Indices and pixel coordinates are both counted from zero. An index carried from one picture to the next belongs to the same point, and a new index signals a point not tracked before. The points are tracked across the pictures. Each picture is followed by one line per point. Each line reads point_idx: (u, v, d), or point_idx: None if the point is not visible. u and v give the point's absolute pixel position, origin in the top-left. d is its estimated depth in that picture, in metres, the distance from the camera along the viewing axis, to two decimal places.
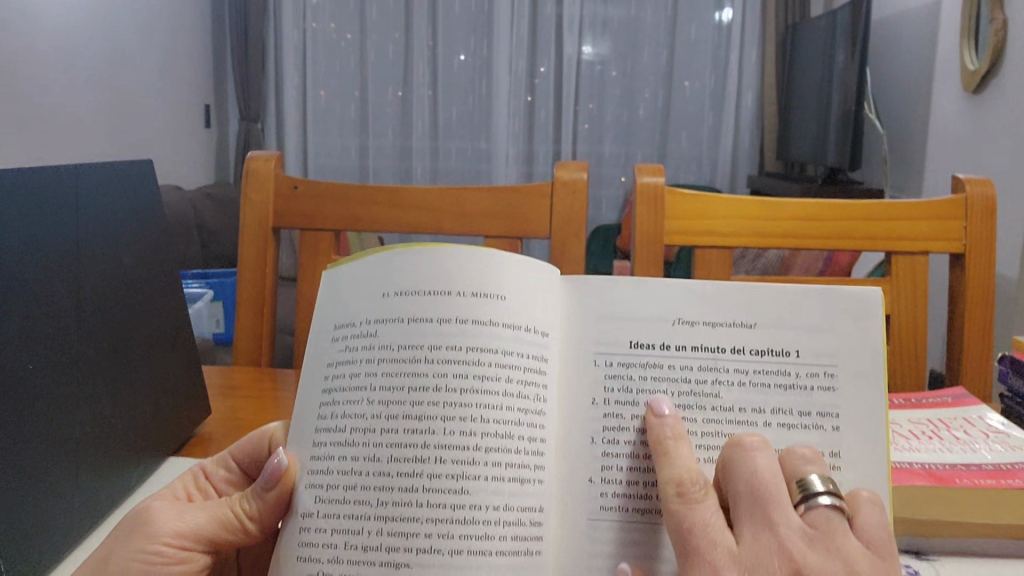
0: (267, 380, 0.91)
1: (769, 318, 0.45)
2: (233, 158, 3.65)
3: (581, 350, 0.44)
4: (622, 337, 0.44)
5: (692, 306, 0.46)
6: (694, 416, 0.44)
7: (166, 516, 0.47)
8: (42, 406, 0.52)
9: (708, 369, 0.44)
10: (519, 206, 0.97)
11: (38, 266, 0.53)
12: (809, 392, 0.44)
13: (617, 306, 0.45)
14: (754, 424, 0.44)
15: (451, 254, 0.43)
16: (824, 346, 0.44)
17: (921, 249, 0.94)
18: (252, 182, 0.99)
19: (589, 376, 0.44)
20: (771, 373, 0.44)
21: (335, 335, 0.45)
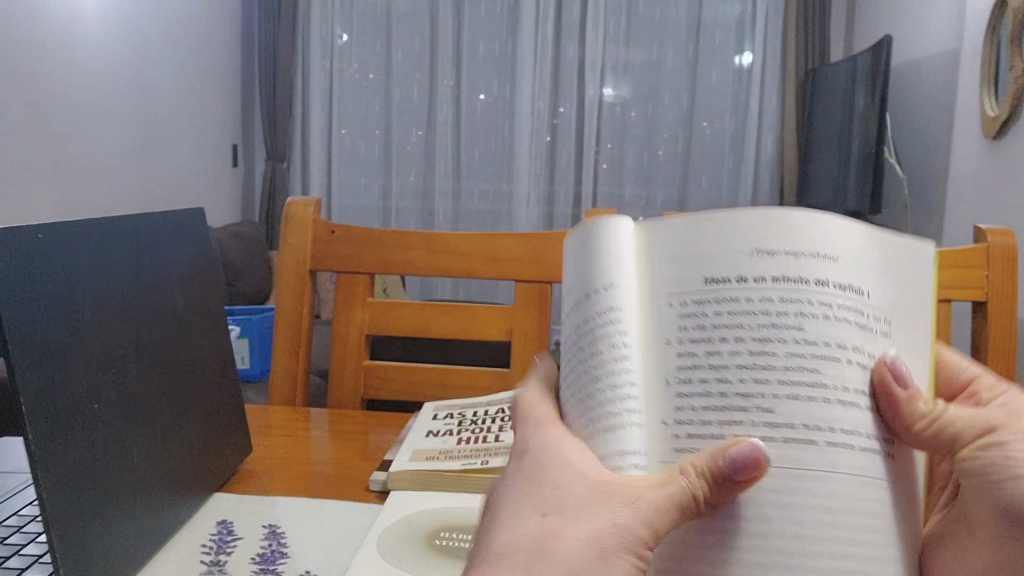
0: (302, 420, 0.93)
1: (852, 246, 0.31)
2: (259, 196, 3.71)
3: (653, 296, 0.32)
4: (693, 273, 0.31)
5: (787, 230, 0.31)
6: (776, 364, 0.30)
7: None
8: (104, 438, 0.54)
9: (788, 314, 0.30)
10: (550, 251, 1.00)
11: (103, 311, 0.56)
12: (879, 339, 0.32)
13: (681, 239, 0.32)
14: (842, 372, 0.30)
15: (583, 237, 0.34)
16: (895, 285, 0.32)
17: (943, 297, 0.96)
18: (290, 228, 1.03)
19: (664, 328, 0.32)
20: (855, 322, 0.31)
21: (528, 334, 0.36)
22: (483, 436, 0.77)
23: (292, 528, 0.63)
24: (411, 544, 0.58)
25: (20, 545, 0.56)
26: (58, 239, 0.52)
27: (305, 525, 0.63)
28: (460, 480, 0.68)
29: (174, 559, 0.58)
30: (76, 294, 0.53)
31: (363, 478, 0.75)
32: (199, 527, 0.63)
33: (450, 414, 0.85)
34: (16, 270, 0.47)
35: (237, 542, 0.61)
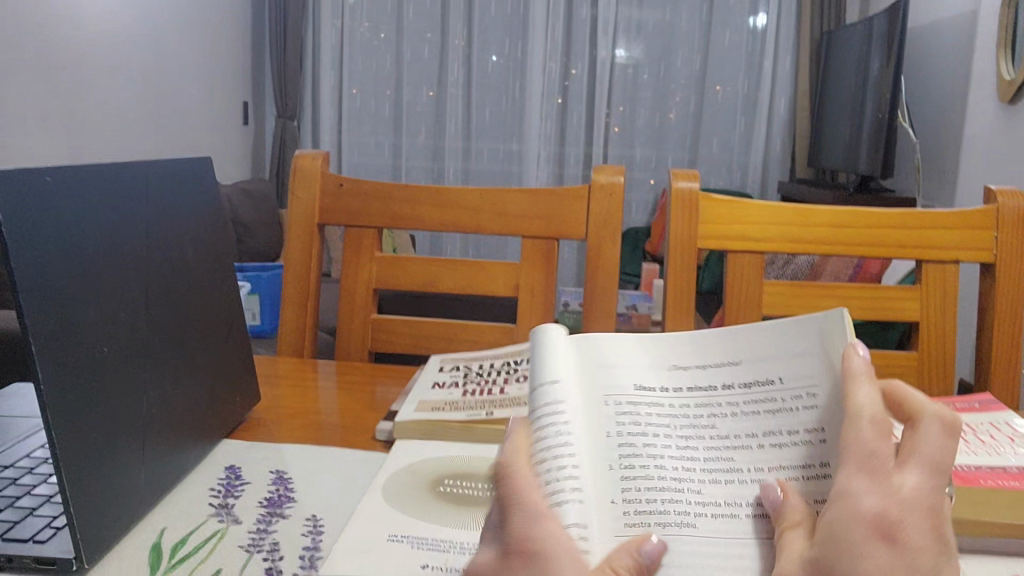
0: (310, 371, 0.94)
1: (751, 353, 0.44)
2: (269, 155, 3.71)
3: (590, 393, 0.44)
4: (619, 381, 0.45)
5: (675, 357, 0.46)
6: (694, 446, 0.43)
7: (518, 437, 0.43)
8: (113, 381, 0.55)
9: (702, 406, 0.44)
10: (558, 207, 1.00)
11: (113, 256, 0.56)
12: (794, 414, 0.42)
13: (612, 354, 0.46)
14: (748, 448, 0.42)
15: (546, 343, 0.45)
16: (804, 369, 0.42)
17: (950, 258, 0.96)
18: (298, 181, 1.03)
19: (602, 414, 0.43)
20: (760, 401, 0.43)
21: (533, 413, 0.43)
22: (489, 388, 0.77)
23: (299, 474, 0.64)
24: (416, 490, 0.59)
25: (32, 484, 0.57)
26: (72, 183, 0.53)
27: (313, 471, 0.64)
28: (465, 431, 0.69)
29: (185, 502, 0.59)
30: (83, 239, 0.53)
31: (370, 427, 0.76)
32: (209, 470, 0.65)
33: (456, 367, 0.86)
34: (22, 216, 0.47)
35: (245, 486, 0.62)
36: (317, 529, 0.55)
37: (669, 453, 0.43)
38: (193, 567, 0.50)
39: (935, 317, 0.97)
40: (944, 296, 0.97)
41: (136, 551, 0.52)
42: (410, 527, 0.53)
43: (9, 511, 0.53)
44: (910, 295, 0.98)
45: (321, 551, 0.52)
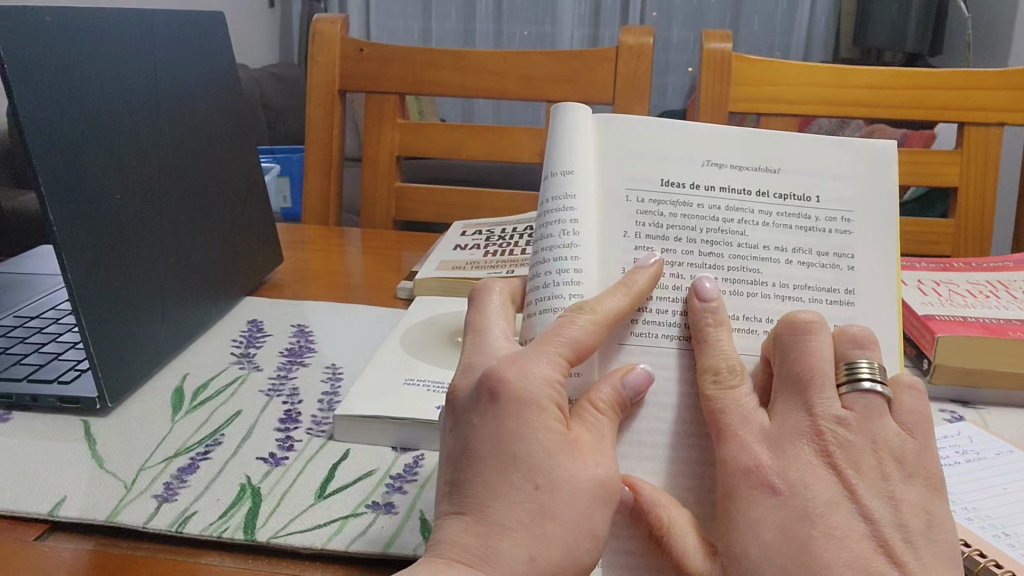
0: (335, 236, 0.94)
1: (795, 162, 0.40)
2: (297, 38, 3.60)
3: (610, 184, 0.38)
4: (650, 173, 0.39)
5: (721, 143, 0.40)
6: (718, 253, 0.39)
7: (496, 286, 0.40)
8: (127, 231, 0.55)
9: (734, 210, 0.39)
10: (585, 70, 0.97)
11: (119, 104, 0.55)
12: (826, 235, 0.40)
13: (648, 141, 0.39)
14: (776, 261, 0.39)
15: (569, 126, 0.38)
16: (841, 190, 0.40)
17: (994, 120, 0.92)
18: (318, 45, 1.00)
19: (622, 214, 0.38)
20: (792, 216, 0.40)
21: (541, 213, 0.39)
22: (512, 249, 0.77)
23: (321, 327, 0.64)
24: (434, 341, 0.59)
25: (59, 333, 0.58)
26: (74, 26, 0.52)
27: (332, 324, 0.65)
28: None
29: (208, 350, 0.60)
30: (89, 85, 0.52)
31: (393, 286, 0.76)
32: (231, 323, 0.65)
33: (478, 231, 0.85)
34: (24, 57, 0.46)
35: (267, 337, 0.62)
36: (336, 375, 0.56)
37: (689, 260, 0.39)
38: (216, 407, 0.51)
39: (975, 182, 0.94)
40: (987, 161, 0.93)
41: (158, 393, 0.53)
42: (426, 372, 0.54)
43: (36, 356, 0.54)
44: (950, 159, 0.94)
45: (340, 394, 0.53)
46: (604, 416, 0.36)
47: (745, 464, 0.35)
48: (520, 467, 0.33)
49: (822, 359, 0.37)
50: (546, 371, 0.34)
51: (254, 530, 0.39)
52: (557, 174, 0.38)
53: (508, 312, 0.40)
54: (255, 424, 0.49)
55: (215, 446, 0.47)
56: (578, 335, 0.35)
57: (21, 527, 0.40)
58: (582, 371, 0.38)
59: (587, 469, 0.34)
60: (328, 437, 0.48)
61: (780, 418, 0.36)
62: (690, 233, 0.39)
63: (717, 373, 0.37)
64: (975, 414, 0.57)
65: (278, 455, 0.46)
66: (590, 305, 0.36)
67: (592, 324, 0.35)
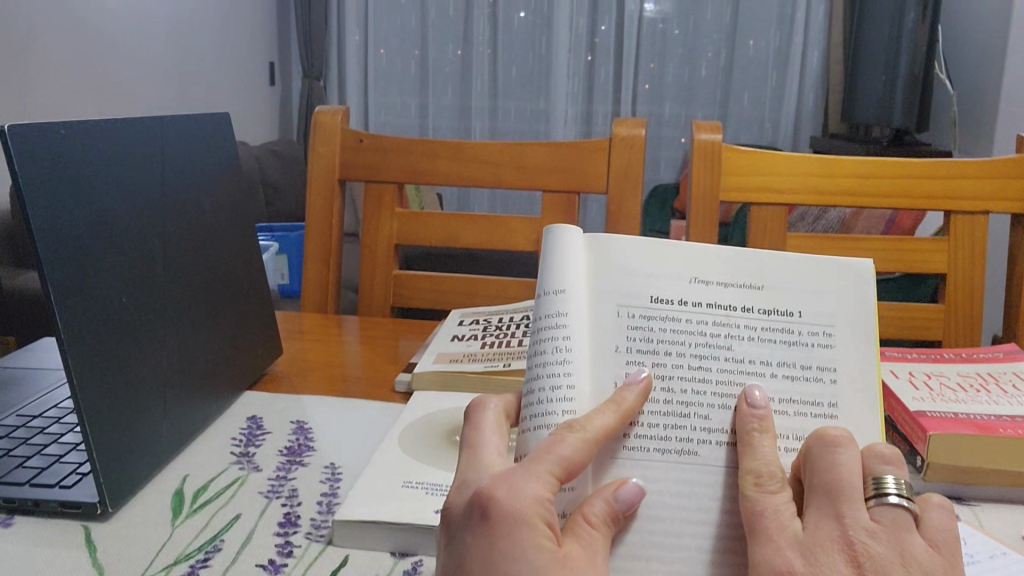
0: (334, 325, 0.95)
1: (776, 280, 0.42)
2: (298, 114, 3.66)
3: (602, 302, 0.40)
4: (641, 289, 0.40)
5: (707, 261, 0.41)
6: (708, 366, 0.40)
7: (492, 403, 0.41)
8: (130, 328, 0.56)
9: (720, 325, 0.41)
10: (579, 161, 0.99)
11: (127, 204, 0.57)
12: (810, 349, 0.41)
13: (638, 259, 0.40)
14: (762, 375, 0.40)
15: (562, 249, 0.39)
16: (823, 306, 0.41)
17: (980, 209, 0.94)
18: (318, 136, 1.03)
19: (613, 330, 0.40)
20: (777, 331, 0.41)
21: (535, 332, 0.40)
22: (509, 340, 0.78)
23: (320, 424, 0.65)
24: (433, 439, 0.60)
25: (60, 434, 0.58)
26: (88, 133, 0.54)
27: (332, 420, 0.65)
28: (484, 382, 0.69)
29: (207, 450, 0.61)
30: (100, 187, 0.54)
31: (390, 379, 0.77)
32: (231, 421, 0.66)
33: (476, 320, 0.86)
34: (37, 166, 0.48)
35: (266, 435, 0.63)
36: (336, 475, 0.57)
37: (680, 373, 0.40)
38: (215, 511, 0.52)
39: (963, 269, 0.96)
40: (974, 248, 0.95)
41: (159, 497, 0.53)
42: (422, 473, 0.54)
43: (37, 459, 0.55)
44: (939, 246, 0.96)
45: (339, 496, 0.54)
46: (598, 531, 0.36)
47: (777, 568, 0.36)
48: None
49: (851, 473, 0.38)
50: (536, 490, 0.35)
51: None
52: (551, 293, 0.39)
53: (503, 429, 0.41)
54: (253, 528, 0.50)
55: (215, 553, 0.47)
56: (567, 453, 0.36)
57: None
58: (576, 486, 0.39)
59: None
60: (327, 542, 0.49)
61: (812, 526, 0.37)
62: (680, 348, 0.40)
63: (758, 477, 0.38)
64: (969, 512, 0.58)
65: (277, 562, 0.46)
66: (580, 423, 0.37)
67: (581, 441, 0.36)
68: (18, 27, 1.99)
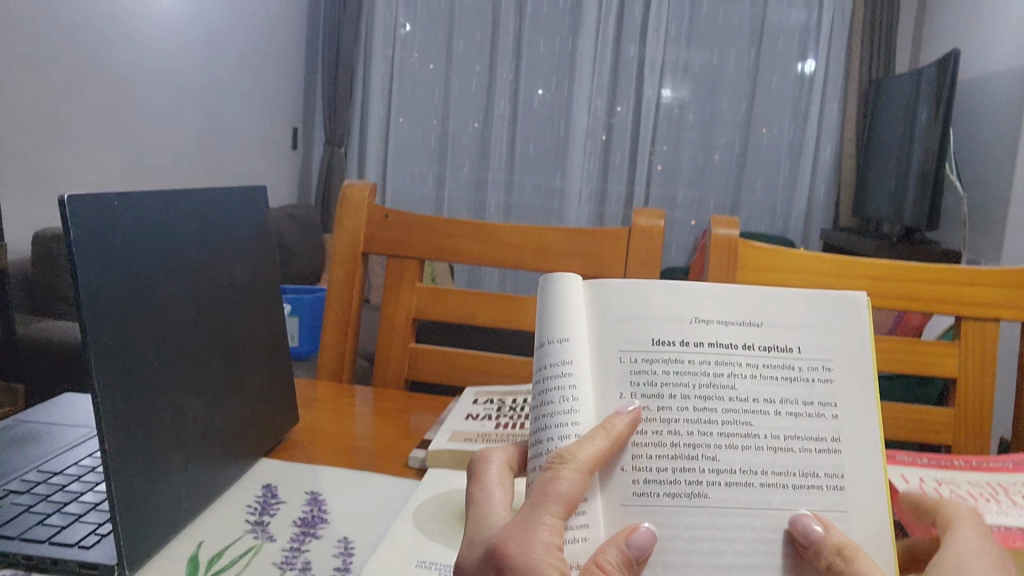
0: (348, 395, 0.96)
1: (774, 318, 0.43)
2: (316, 179, 3.71)
3: (603, 345, 0.42)
4: (643, 334, 0.41)
5: (706, 304, 0.43)
6: (712, 408, 0.41)
7: (492, 463, 0.45)
8: (160, 390, 0.57)
9: (721, 363, 0.42)
10: (598, 247, 1.01)
11: (166, 273, 0.59)
12: (811, 383, 0.42)
13: (640, 305, 0.42)
14: (765, 413, 0.41)
15: (559, 300, 0.42)
16: (819, 344, 0.43)
17: (990, 316, 0.95)
18: (345, 210, 1.06)
19: (614, 373, 0.41)
20: (776, 368, 0.42)
21: (538, 378, 0.42)
22: (522, 423, 0.78)
23: (333, 496, 0.66)
24: (446, 518, 0.60)
25: (79, 491, 0.59)
26: (135, 204, 0.56)
27: (346, 493, 0.66)
28: None
29: (222, 516, 0.61)
30: (143, 255, 0.56)
31: (403, 454, 0.77)
32: (246, 488, 0.66)
33: (489, 400, 0.87)
34: (93, 240, 0.50)
35: (280, 504, 0.63)
36: (349, 549, 0.57)
37: (685, 416, 0.41)
38: None
39: (973, 374, 0.96)
40: (984, 355, 0.96)
41: (175, 561, 0.54)
42: (435, 553, 0.55)
43: (57, 517, 0.55)
44: (950, 351, 0.97)
45: (352, 571, 0.54)
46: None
47: None
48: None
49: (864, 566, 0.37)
50: (546, 536, 0.37)
51: None
52: (553, 341, 0.41)
53: (505, 484, 0.44)
54: None
55: None
56: (567, 490, 0.38)
57: None
58: (588, 530, 0.40)
59: None
60: None
61: None
62: (683, 389, 0.41)
63: None
64: None
65: None
66: (571, 454, 0.38)
67: (575, 474, 0.38)
68: (52, 81, 2.04)
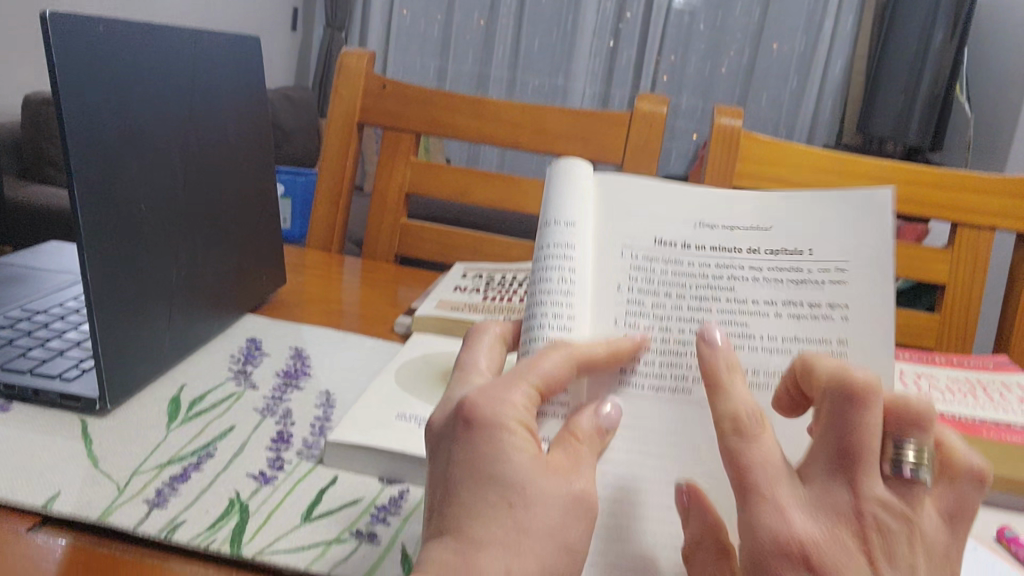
0: (336, 264, 0.96)
1: (786, 222, 0.42)
2: (315, 64, 3.63)
3: (605, 239, 0.41)
4: (645, 231, 0.41)
5: (715, 204, 0.42)
6: (709, 306, 0.40)
7: (488, 333, 0.44)
8: (145, 231, 0.56)
9: (725, 268, 0.41)
10: (598, 131, 0.99)
11: (154, 113, 0.57)
12: (818, 288, 0.40)
13: (646, 202, 0.41)
14: (764, 316, 0.40)
15: (568, 186, 0.41)
16: (836, 246, 0.40)
17: (986, 224, 0.94)
18: (342, 78, 1.03)
19: (613, 266, 0.40)
20: (785, 270, 0.41)
21: (539, 260, 0.40)
22: (511, 296, 0.78)
23: (317, 351, 0.66)
24: (428, 377, 0.61)
25: (64, 330, 0.59)
26: (124, 37, 0.54)
27: (330, 352, 0.66)
28: None
29: (205, 363, 0.62)
30: (131, 91, 0.55)
31: (389, 320, 0.78)
32: (230, 339, 0.66)
33: (478, 275, 0.87)
34: (77, 64, 0.48)
35: (264, 357, 0.63)
36: (329, 402, 0.57)
37: (679, 311, 0.40)
38: (209, 420, 0.52)
39: (963, 282, 0.96)
40: (976, 262, 0.95)
41: (156, 402, 0.54)
42: (416, 407, 0.55)
43: (39, 351, 0.55)
44: (941, 256, 0.97)
45: (332, 420, 0.54)
46: (584, 444, 0.37)
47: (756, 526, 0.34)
48: (496, 484, 0.34)
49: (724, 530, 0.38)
50: (517, 397, 0.36)
51: (240, 544, 0.40)
52: (561, 224, 0.40)
53: (495, 352, 0.43)
54: (247, 441, 0.50)
55: (207, 458, 0.48)
56: (548, 367, 0.37)
57: (13, 516, 0.41)
58: (570, 403, 0.40)
59: (561, 485, 0.35)
60: (317, 461, 0.50)
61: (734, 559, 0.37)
62: (682, 289, 0.40)
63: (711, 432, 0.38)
64: None
65: (267, 474, 0.47)
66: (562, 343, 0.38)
67: (559, 354, 0.37)
68: None
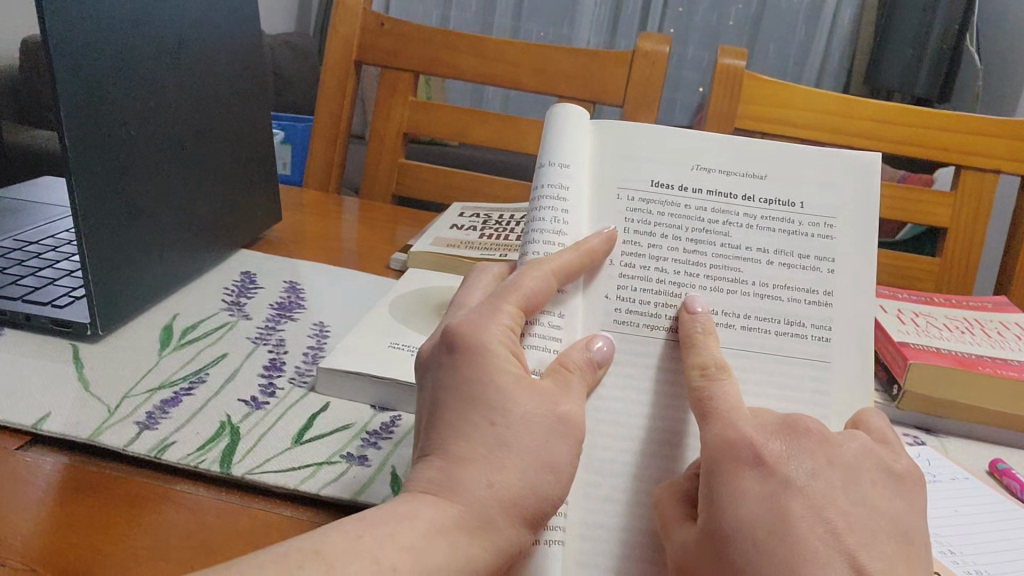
0: (333, 203, 0.95)
1: (781, 169, 0.41)
2: (317, 8, 3.57)
3: (602, 179, 0.41)
4: (642, 173, 0.41)
5: (710, 149, 0.41)
6: (702, 251, 0.41)
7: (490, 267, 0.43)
8: (134, 158, 0.55)
9: (719, 213, 0.41)
10: (598, 71, 0.98)
11: (144, 38, 0.56)
12: (810, 238, 0.41)
13: (642, 147, 0.41)
14: (756, 262, 0.40)
15: (564, 125, 0.40)
16: (826, 199, 0.41)
17: (991, 166, 0.93)
18: (340, 14, 1.02)
19: (610, 209, 0.40)
20: (777, 220, 0.41)
21: (535, 199, 0.40)
22: (508, 235, 0.77)
23: (312, 286, 0.65)
24: (422, 310, 0.60)
25: (55, 260, 0.59)
26: None
27: (324, 286, 0.66)
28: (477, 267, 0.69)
29: (197, 295, 0.61)
30: (121, 13, 0.53)
31: (385, 257, 0.77)
32: (224, 273, 0.66)
33: (475, 214, 0.86)
34: None
35: (258, 290, 0.63)
36: (322, 333, 0.57)
37: (672, 257, 0.40)
38: (201, 348, 0.52)
39: (965, 225, 0.95)
40: (979, 205, 0.94)
41: (148, 330, 0.54)
42: (410, 336, 0.55)
43: (30, 279, 0.55)
44: (944, 200, 0.95)
45: (325, 350, 0.54)
46: (574, 374, 0.37)
47: (729, 438, 0.36)
48: (479, 407, 0.33)
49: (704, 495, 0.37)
50: (502, 323, 0.36)
51: (230, 464, 0.40)
52: (552, 165, 0.40)
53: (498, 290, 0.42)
54: (238, 368, 0.50)
55: (198, 384, 0.48)
56: (532, 286, 0.37)
57: (5, 436, 0.41)
58: (562, 333, 0.39)
59: (543, 406, 0.34)
60: (309, 389, 0.50)
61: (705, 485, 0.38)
62: (675, 232, 0.40)
63: (704, 368, 0.38)
64: (938, 444, 0.58)
65: (259, 399, 0.47)
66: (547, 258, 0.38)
67: (542, 272, 0.37)
68: None
